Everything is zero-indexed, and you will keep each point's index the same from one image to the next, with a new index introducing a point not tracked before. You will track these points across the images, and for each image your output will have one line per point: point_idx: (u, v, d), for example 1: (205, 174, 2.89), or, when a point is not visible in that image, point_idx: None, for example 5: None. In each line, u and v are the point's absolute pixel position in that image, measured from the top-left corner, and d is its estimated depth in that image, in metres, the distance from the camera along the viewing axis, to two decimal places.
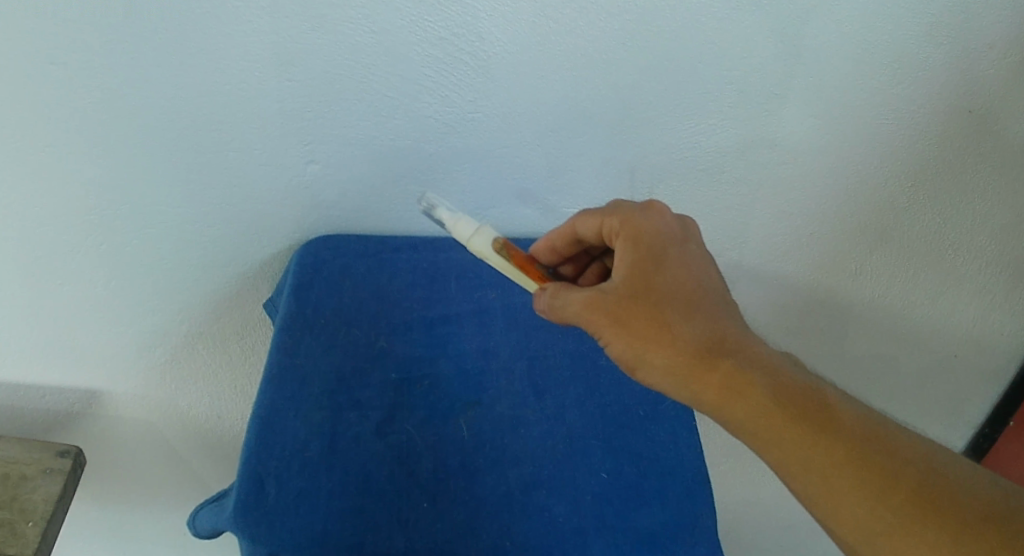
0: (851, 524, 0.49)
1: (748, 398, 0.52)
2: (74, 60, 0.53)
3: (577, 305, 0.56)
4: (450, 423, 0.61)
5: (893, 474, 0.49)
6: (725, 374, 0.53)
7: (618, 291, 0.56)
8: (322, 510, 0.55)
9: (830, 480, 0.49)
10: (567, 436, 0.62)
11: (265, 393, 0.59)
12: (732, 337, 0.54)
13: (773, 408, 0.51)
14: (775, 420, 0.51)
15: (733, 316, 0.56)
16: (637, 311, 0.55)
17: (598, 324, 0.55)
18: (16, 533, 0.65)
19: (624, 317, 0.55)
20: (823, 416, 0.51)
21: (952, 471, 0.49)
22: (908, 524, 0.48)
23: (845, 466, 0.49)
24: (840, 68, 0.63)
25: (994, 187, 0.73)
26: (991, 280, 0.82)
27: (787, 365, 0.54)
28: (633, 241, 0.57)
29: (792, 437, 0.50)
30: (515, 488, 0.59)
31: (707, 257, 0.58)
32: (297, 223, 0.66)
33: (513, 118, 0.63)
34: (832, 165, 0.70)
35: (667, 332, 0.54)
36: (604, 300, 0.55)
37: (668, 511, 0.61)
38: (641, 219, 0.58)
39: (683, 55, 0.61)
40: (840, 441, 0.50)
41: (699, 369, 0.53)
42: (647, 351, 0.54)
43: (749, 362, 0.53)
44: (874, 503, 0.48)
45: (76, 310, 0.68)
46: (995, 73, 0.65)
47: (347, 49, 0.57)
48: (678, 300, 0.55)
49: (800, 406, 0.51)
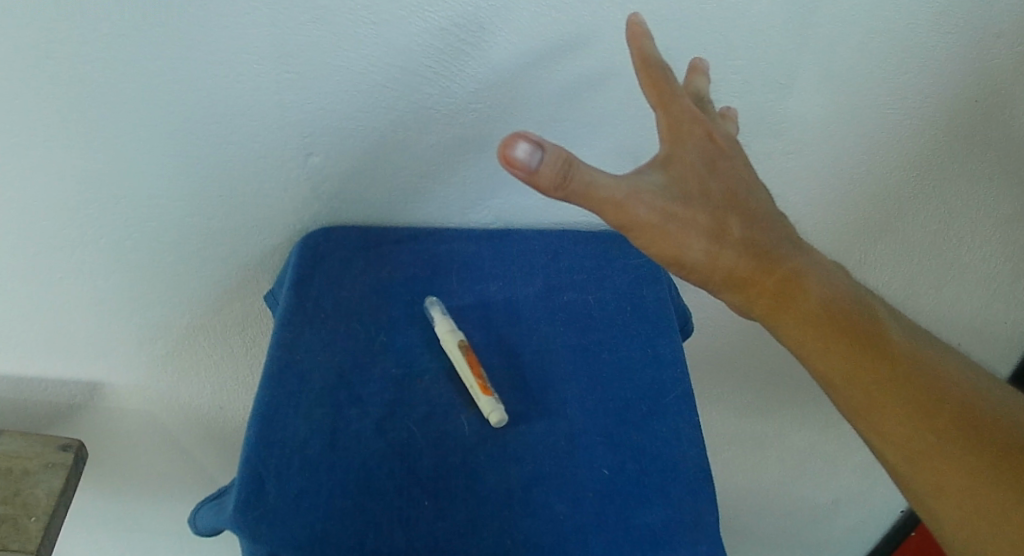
0: (892, 439, 0.50)
1: (800, 306, 0.50)
2: (72, 52, 0.53)
3: (615, 192, 0.46)
4: (450, 419, 0.56)
5: (928, 393, 0.51)
6: (779, 282, 0.50)
7: (666, 191, 0.48)
8: (322, 509, 0.50)
9: (876, 397, 0.50)
10: (570, 432, 0.56)
11: (264, 389, 0.56)
12: (787, 256, 0.51)
13: (824, 322, 0.50)
14: (824, 333, 0.50)
15: (781, 229, 0.51)
16: (686, 207, 0.48)
17: (639, 216, 0.46)
18: (19, 529, 0.65)
19: (675, 221, 0.48)
20: (870, 333, 0.51)
21: (983, 393, 0.52)
22: (942, 442, 0.49)
23: (887, 384, 0.50)
24: (847, 56, 0.62)
25: (1000, 173, 0.72)
26: (995, 270, 0.81)
27: (831, 272, 0.52)
28: (673, 125, 0.50)
29: (839, 348, 0.50)
30: (515, 486, 0.53)
31: (743, 148, 0.53)
32: (296, 214, 0.65)
33: (515, 108, 0.62)
34: (837, 154, 0.69)
35: (721, 241, 0.49)
36: (649, 196, 0.47)
37: (673, 508, 0.53)
38: (681, 97, 0.50)
39: (687, 44, 0.60)
40: (884, 360, 0.51)
41: (752, 275, 0.50)
42: (694, 247, 0.48)
43: (801, 277, 0.51)
44: (916, 421, 0.50)
45: (76, 303, 0.67)
46: (1002, 61, 0.64)
47: (348, 41, 0.56)
48: (737, 211, 0.50)
49: (844, 322, 0.51)
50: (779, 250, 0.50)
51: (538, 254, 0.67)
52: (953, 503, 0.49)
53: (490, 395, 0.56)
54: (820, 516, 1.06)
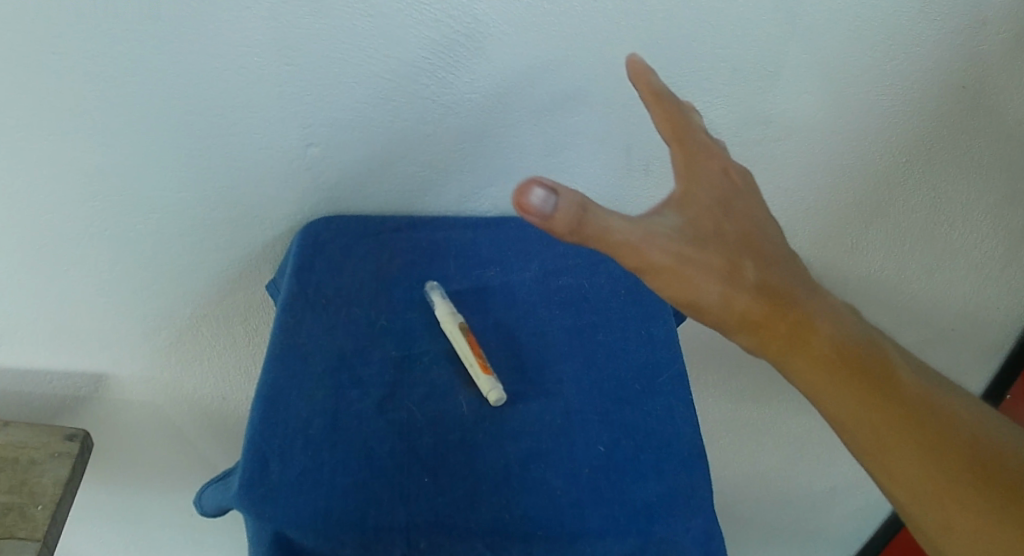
0: (904, 481, 0.48)
1: (812, 349, 0.49)
2: (76, 46, 0.54)
3: (630, 235, 0.45)
4: (449, 399, 0.57)
5: (941, 432, 0.49)
6: (791, 324, 0.49)
7: (678, 232, 0.48)
8: (326, 487, 0.52)
9: (888, 438, 0.48)
10: (566, 410, 0.57)
11: (268, 372, 0.57)
12: (799, 296, 0.50)
13: (835, 363, 0.50)
14: (836, 374, 0.49)
15: (792, 267, 0.51)
16: (699, 250, 0.48)
17: (653, 260, 0.46)
18: (26, 517, 0.66)
19: (689, 263, 0.47)
20: (881, 371, 0.50)
21: (995, 431, 0.51)
22: (957, 484, 0.48)
23: (901, 425, 0.49)
24: (835, 44, 0.63)
25: (987, 160, 0.74)
26: (986, 255, 0.82)
27: (840, 312, 0.52)
28: (686, 160, 0.50)
29: (853, 391, 0.49)
30: (513, 463, 0.54)
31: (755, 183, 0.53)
32: (296, 203, 0.67)
33: (510, 98, 0.63)
34: (827, 141, 0.70)
35: (734, 282, 0.48)
36: (663, 238, 0.46)
37: (667, 483, 0.54)
38: (694, 131, 0.50)
39: (678, 33, 0.61)
40: (896, 399, 0.50)
41: (766, 318, 0.49)
42: (709, 290, 0.47)
43: (814, 315, 0.50)
44: (927, 461, 0.48)
45: (81, 294, 0.69)
46: (987, 48, 0.65)
47: (346, 33, 0.57)
48: (749, 250, 0.50)
49: (855, 362, 0.50)
50: (791, 291, 0.50)
51: (533, 241, 0.68)
52: (966, 546, 0.47)
53: (490, 375, 0.57)
54: (816, 503, 1.07)
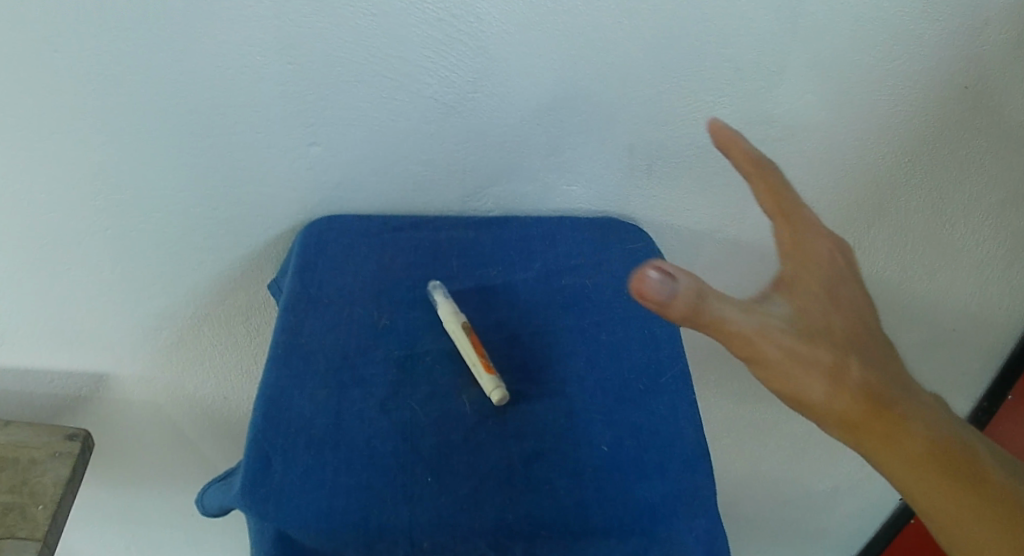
0: None
1: (912, 450, 0.46)
2: (78, 45, 0.54)
3: (740, 322, 0.45)
4: (452, 399, 0.57)
5: None
6: (891, 424, 0.46)
7: (785, 320, 0.47)
8: (328, 487, 0.52)
9: (991, 544, 0.46)
10: (569, 410, 0.57)
11: (270, 372, 0.57)
12: (903, 394, 0.48)
13: (935, 462, 0.47)
14: (937, 476, 0.46)
15: (897, 363, 0.49)
16: (809, 346, 0.46)
17: (764, 354, 0.45)
18: (27, 517, 0.66)
19: (796, 356, 0.46)
20: (983, 472, 0.47)
21: None
22: None
23: (1003, 531, 0.46)
24: (837, 44, 0.63)
25: (989, 161, 0.73)
26: (988, 256, 0.82)
27: (942, 410, 0.49)
28: (794, 244, 0.50)
29: (953, 493, 0.46)
30: (516, 462, 0.54)
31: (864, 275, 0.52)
32: (298, 203, 0.66)
33: (512, 97, 0.63)
34: (830, 141, 0.70)
35: (841, 377, 0.46)
36: (772, 328, 0.46)
37: (670, 483, 0.54)
38: (802, 211, 0.50)
39: (680, 33, 0.61)
40: (996, 504, 0.47)
41: (870, 419, 0.46)
42: (814, 386, 0.46)
43: (916, 414, 0.47)
44: None
45: (82, 293, 0.69)
46: (988, 49, 0.65)
47: (349, 32, 0.57)
48: (854, 343, 0.48)
49: (956, 463, 0.47)
50: (896, 391, 0.47)
51: (536, 241, 0.68)
52: None
53: (493, 375, 0.57)
54: (818, 504, 1.07)
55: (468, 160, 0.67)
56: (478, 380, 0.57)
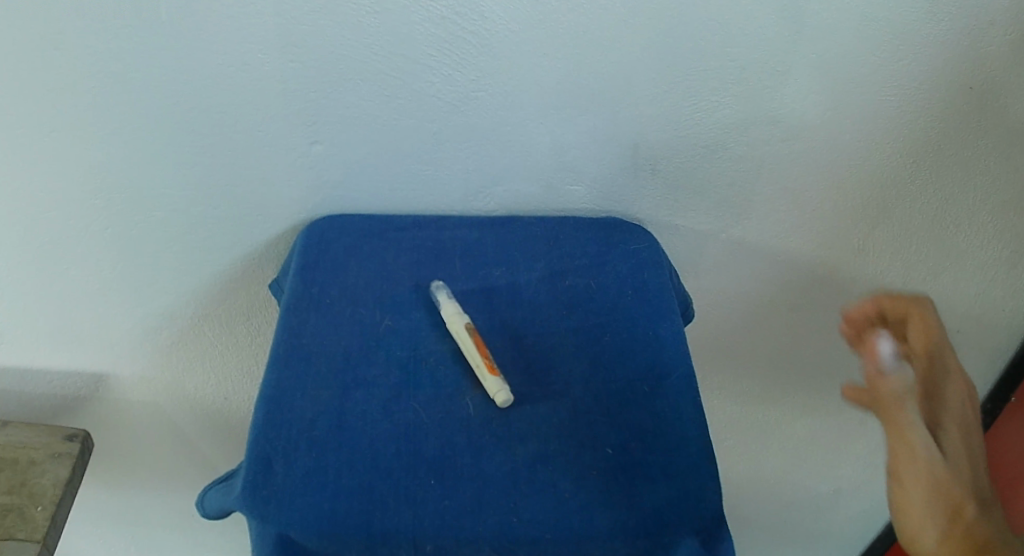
0: None
1: None
2: (78, 43, 0.54)
3: (910, 451, 0.53)
4: (455, 401, 0.56)
5: None
6: None
7: (936, 457, 0.53)
8: (330, 489, 0.51)
9: None
10: (574, 412, 0.56)
11: (272, 373, 0.57)
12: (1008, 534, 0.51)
13: None
14: None
15: (988, 490, 0.54)
16: (950, 482, 0.52)
17: (905, 475, 0.53)
18: (27, 518, 0.65)
19: (940, 491, 0.52)
20: None
21: None
22: None
23: None
24: (842, 43, 0.63)
25: (995, 162, 0.72)
26: (995, 258, 0.80)
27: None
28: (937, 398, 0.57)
29: None
30: (521, 465, 0.53)
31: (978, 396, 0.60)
32: (300, 202, 0.66)
33: (516, 96, 0.63)
34: (836, 142, 0.70)
35: (959, 515, 0.51)
36: (933, 463, 0.52)
37: (677, 486, 0.53)
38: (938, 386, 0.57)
39: (685, 32, 0.61)
40: None
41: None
42: (930, 528, 0.51)
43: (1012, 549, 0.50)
44: None
45: (82, 293, 0.68)
46: (993, 50, 0.64)
47: (351, 29, 0.57)
48: (978, 491, 0.53)
49: None
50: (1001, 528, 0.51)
51: (539, 241, 0.68)
52: None
53: (497, 377, 0.56)
54: (821, 505, 1.07)
55: (472, 159, 0.66)
56: (482, 382, 0.57)
